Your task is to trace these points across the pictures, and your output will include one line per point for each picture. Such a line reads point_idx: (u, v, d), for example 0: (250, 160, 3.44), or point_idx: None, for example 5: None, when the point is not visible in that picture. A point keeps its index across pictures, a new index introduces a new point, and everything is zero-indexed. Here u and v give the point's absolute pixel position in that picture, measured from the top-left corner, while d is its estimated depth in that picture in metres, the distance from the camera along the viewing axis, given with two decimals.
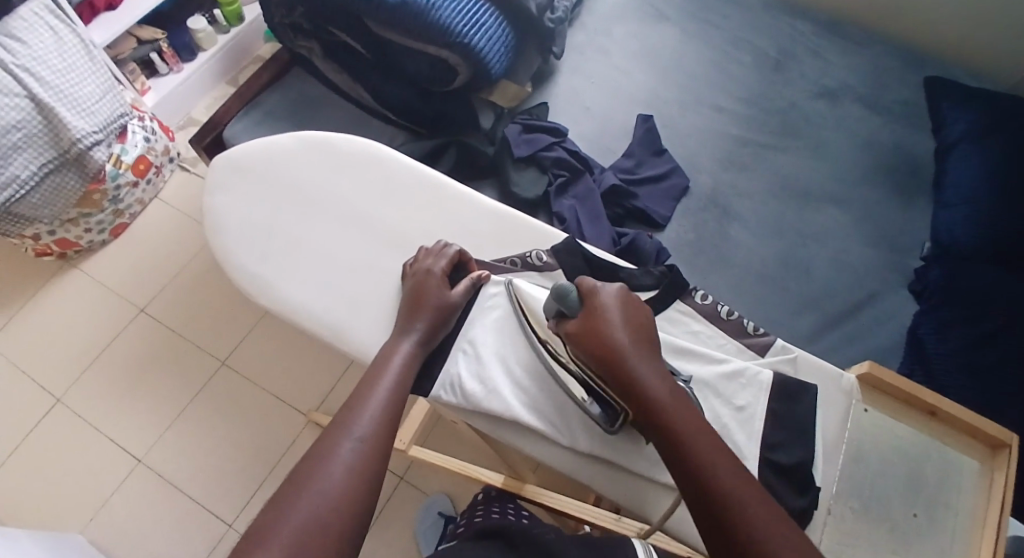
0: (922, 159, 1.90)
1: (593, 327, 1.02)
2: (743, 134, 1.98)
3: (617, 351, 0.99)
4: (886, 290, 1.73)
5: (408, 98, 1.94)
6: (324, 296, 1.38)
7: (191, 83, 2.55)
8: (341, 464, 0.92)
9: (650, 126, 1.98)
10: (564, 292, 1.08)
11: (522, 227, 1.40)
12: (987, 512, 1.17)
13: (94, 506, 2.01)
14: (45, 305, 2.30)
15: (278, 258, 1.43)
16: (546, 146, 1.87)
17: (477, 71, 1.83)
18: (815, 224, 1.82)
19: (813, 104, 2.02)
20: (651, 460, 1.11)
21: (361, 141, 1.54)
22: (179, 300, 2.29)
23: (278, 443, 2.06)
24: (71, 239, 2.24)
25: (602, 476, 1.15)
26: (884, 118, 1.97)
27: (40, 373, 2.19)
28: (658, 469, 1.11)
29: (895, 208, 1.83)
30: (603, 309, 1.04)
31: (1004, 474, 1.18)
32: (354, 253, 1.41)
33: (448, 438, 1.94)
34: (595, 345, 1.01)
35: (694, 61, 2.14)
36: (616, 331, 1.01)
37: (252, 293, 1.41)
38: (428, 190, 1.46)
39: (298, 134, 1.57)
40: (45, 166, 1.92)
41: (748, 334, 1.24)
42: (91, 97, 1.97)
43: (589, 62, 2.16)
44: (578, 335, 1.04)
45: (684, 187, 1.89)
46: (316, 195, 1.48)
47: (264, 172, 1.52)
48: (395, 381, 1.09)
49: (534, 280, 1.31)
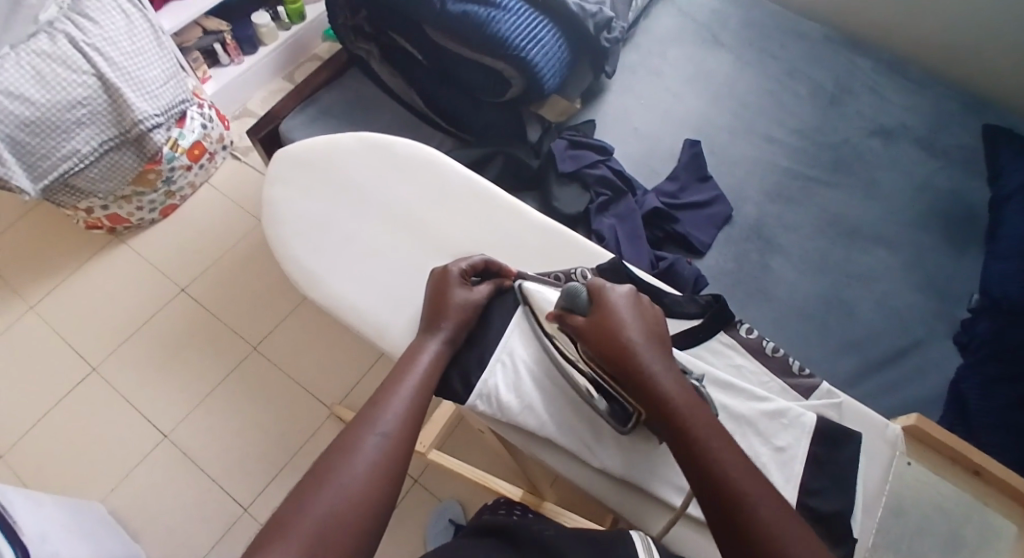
0: (978, 207, 1.84)
1: (608, 330, 1.03)
2: (794, 168, 1.95)
3: (630, 353, 1.00)
4: (931, 339, 1.68)
5: (460, 106, 1.97)
6: (369, 295, 1.39)
7: (250, 75, 2.62)
8: (362, 463, 0.92)
9: (697, 151, 1.97)
10: (575, 292, 1.09)
11: (566, 244, 1.40)
12: None
13: (118, 476, 2.05)
14: (91, 276, 2.37)
15: (329, 253, 1.45)
16: (591, 162, 1.87)
17: (531, 84, 1.84)
18: (861, 265, 1.78)
19: (868, 142, 1.98)
20: (667, 483, 1.11)
21: (418, 145, 1.56)
22: (218, 283, 2.34)
23: (301, 432, 2.08)
24: (123, 216, 2.31)
25: (613, 494, 1.14)
26: (941, 163, 1.92)
27: (80, 342, 2.26)
28: (674, 493, 1.10)
29: (946, 256, 1.78)
30: (616, 312, 1.05)
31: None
32: (400, 255, 1.42)
33: (467, 443, 1.94)
34: (606, 345, 1.02)
35: (749, 90, 2.11)
36: (627, 333, 1.02)
37: (298, 284, 1.44)
38: (480, 197, 1.47)
39: (358, 134, 1.60)
40: (106, 143, 1.98)
41: (793, 373, 1.21)
42: (156, 81, 2.04)
43: (642, 82, 2.15)
44: (587, 336, 1.05)
45: (727, 215, 1.87)
46: (370, 194, 1.51)
47: (322, 168, 1.55)
48: (422, 379, 1.08)
49: None
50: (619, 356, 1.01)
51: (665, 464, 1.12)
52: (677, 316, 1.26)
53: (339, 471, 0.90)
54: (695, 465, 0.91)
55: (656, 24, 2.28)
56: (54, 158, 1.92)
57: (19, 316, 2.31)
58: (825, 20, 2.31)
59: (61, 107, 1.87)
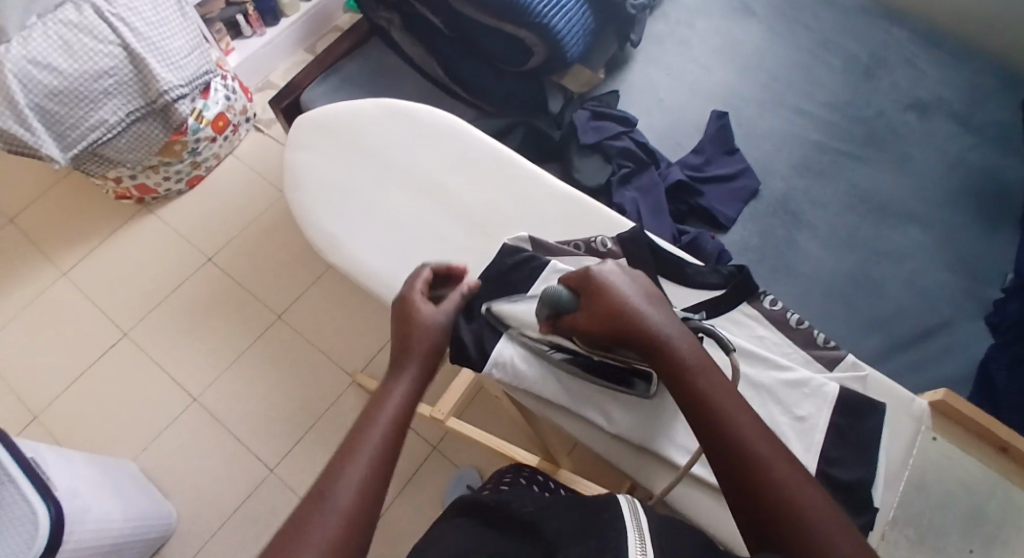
0: (1014, 184, 1.79)
1: (607, 307, 0.99)
2: (823, 141, 1.90)
3: (631, 323, 0.98)
4: (960, 317, 1.64)
5: (482, 76, 1.95)
6: (391, 261, 1.40)
7: (273, 46, 2.62)
8: (381, 436, 0.86)
9: (723, 124, 1.92)
10: (557, 295, 1.05)
11: (587, 213, 1.38)
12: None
13: (148, 438, 2.11)
14: (121, 245, 2.42)
15: (352, 220, 1.46)
16: (613, 134, 1.84)
17: (554, 52, 1.81)
18: (890, 241, 1.74)
19: (902, 115, 1.92)
20: (677, 444, 1.11)
21: (439, 112, 1.55)
22: (243, 253, 2.37)
23: (322, 401, 2.12)
24: (150, 186, 2.35)
25: (622, 453, 1.15)
26: (978, 137, 1.86)
27: (111, 309, 2.31)
28: (684, 454, 1.11)
29: (979, 233, 1.73)
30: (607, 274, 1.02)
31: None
32: (421, 221, 1.42)
33: (485, 411, 1.96)
34: (599, 309, 1.00)
35: (779, 60, 2.06)
36: (621, 293, 1.00)
37: (322, 250, 1.45)
38: (501, 166, 1.46)
39: (380, 101, 1.59)
40: (132, 113, 2.01)
41: (818, 346, 1.20)
42: (181, 52, 2.05)
43: (668, 52, 2.11)
44: (587, 320, 1.01)
45: (753, 190, 1.83)
46: (392, 161, 1.50)
47: (344, 135, 1.55)
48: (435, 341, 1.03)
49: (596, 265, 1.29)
50: (613, 318, 0.99)
51: (678, 426, 1.12)
52: (699, 286, 1.25)
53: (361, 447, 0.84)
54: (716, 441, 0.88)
55: None
56: (82, 128, 1.94)
57: (51, 282, 2.37)
58: None
59: (88, 76, 1.89)
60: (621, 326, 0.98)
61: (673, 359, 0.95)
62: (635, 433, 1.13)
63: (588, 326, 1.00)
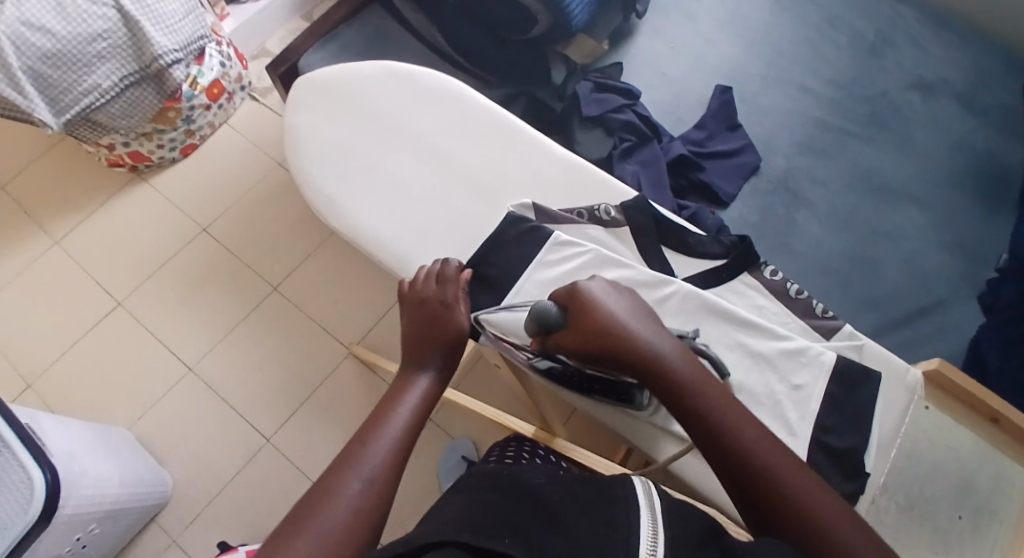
0: (1015, 165, 1.78)
1: (597, 325, 0.98)
2: (825, 118, 1.89)
3: (624, 343, 0.97)
4: (956, 297, 1.65)
5: (483, 44, 1.92)
6: (391, 225, 1.39)
7: (268, 13, 2.58)
8: (400, 428, 0.96)
9: (727, 99, 1.91)
10: (545, 311, 1.03)
11: (589, 182, 1.37)
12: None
13: (143, 406, 2.11)
14: (114, 213, 2.40)
15: (352, 183, 1.44)
16: (615, 107, 1.83)
17: (558, 19, 1.80)
18: (888, 220, 1.74)
19: (904, 94, 1.91)
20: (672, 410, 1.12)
21: (441, 76, 1.52)
22: (238, 223, 2.35)
23: (318, 372, 2.12)
24: (144, 153, 2.32)
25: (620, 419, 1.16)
26: (979, 117, 1.85)
27: (105, 277, 2.29)
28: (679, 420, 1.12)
29: (978, 214, 1.73)
30: (603, 296, 1.01)
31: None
32: (422, 186, 1.41)
33: (481, 382, 1.96)
34: (592, 339, 0.98)
35: (782, 35, 2.04)
36: (614, 320, 0.98)
37: (322, 214, 1.44)
38: (503, 131, 1.45)
39: (381, 63, 1.56)
40: (126, 78, 1.97)
41: (816, 316, 1.20)
42: (176, 15, 2.00)
43: (671, 25, 2.08)
44: (578, 340, 1.00)
45: (755, 166, 1.82)
46: (392, 125, 1.48)
47: (345, 97, 1.53)
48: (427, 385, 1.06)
49: (598, 234, 1.29)
50: (611, 346, 0.97)
51: None
52: (699, 255, 1.26)
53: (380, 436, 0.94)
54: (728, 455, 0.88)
55: None
56: (75, 92, 1.91)
57: (45, 250, 2.35)
58: None
59: (81, 39, 1.85)
60: (615, 354, 0.97)
61: (672, 373, 0.94)
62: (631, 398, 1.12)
63: (580, 345, 0.99)
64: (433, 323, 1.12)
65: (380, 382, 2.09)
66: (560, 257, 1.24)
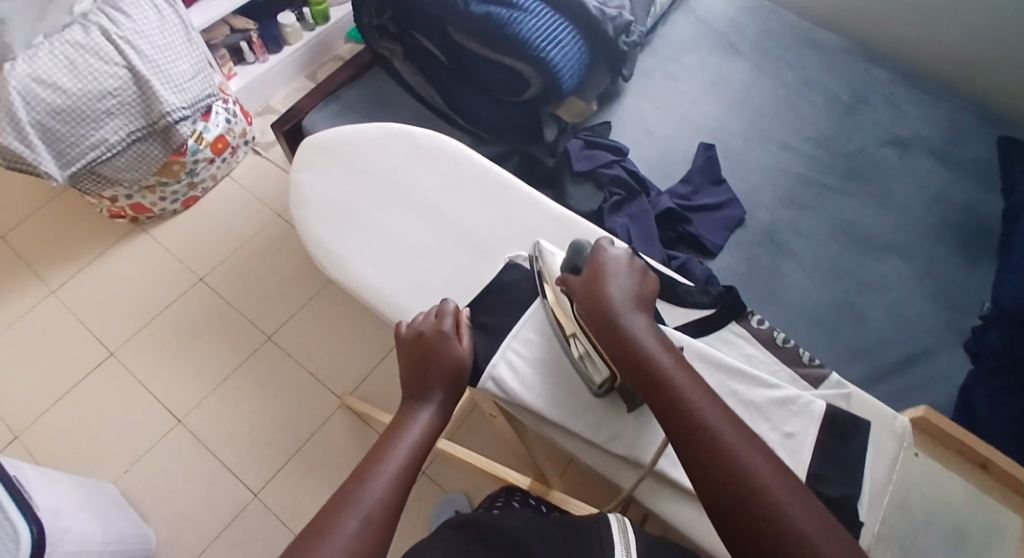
0: (991, 218, 1.86)
1: (598, 285, 1.05)
2: (809, 174, 1.98)
3: (611, 308, 1.02)
4: (940, 346, 1.69)
5: (480, 104, 2.02)
6: (391, 279, 1.43)
7: (274, 72, 2.68)
8: (400, 462, 0.98)
9: (711, 155, 1.99)
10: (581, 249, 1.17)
11: (583, 236, 1.42)
12: None
13: (133, 458, 2.09)
14: (112, 263, 2.42)
15: (354, 238, 1.49)
16: (605, 162, 1.90)
17: (550, 85, 1.87)
18: (871, 271, 1.80)
19: (882, 151, 2.00)
20: (671, 461, 1.13)
21: (440, 136, 1.59)
22: (235, 274, 2.38)
23: (310, 422, 2.12)
24: (145, 206, 2.36)
25: (620, 471, 1.17)
26: (954, 173, 1.94)
27: (99, 327, 2.30)
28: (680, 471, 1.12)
29: (957, 265, 1.79)
30: (604, 267, 1.07)
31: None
32: (420, 241, 1.46)
33: (475, 434, 1.97)
34: (590, 294, 1.06)
35: (766, 96, 2.14)
36: (612, 289, 1.04)
37: (325, 267, 1.48)
38: (498, 189, 1.50)
39: (383, 124, 1.64)
40: (133, 133, 2.04)
41: (804, 363, 1.25)
42: (184, 75, 2.09)
43: (659, 86, 2.19)
44: (580, 292, 1.08)
45: (740, 219, 1.89)
46: (393, 182, 1.54)
47: (349, 156, 1.59)
48: (421, 436, 1.03)
49: None
50: (603, 313, 1.03)
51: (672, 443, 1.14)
52: (690, 304, 1.29)
53: (380, 469, 0.96)
54: (684, 433, 0.90)
55: (674, 30, 2.32)
56: (82, 146, 1.97)
57: (40, 300, 2.36)
58: (841, 31, 2.34)
59: (91, 96, 1.92)
60: (602, 315, 1.03)
61: (641, 349, 0.98)
62: (620, 448, 1.15)
63: (579, 295, 1.07)
64: (431, 355, 1.15)
65: (374, 433, 2.09)
66: None
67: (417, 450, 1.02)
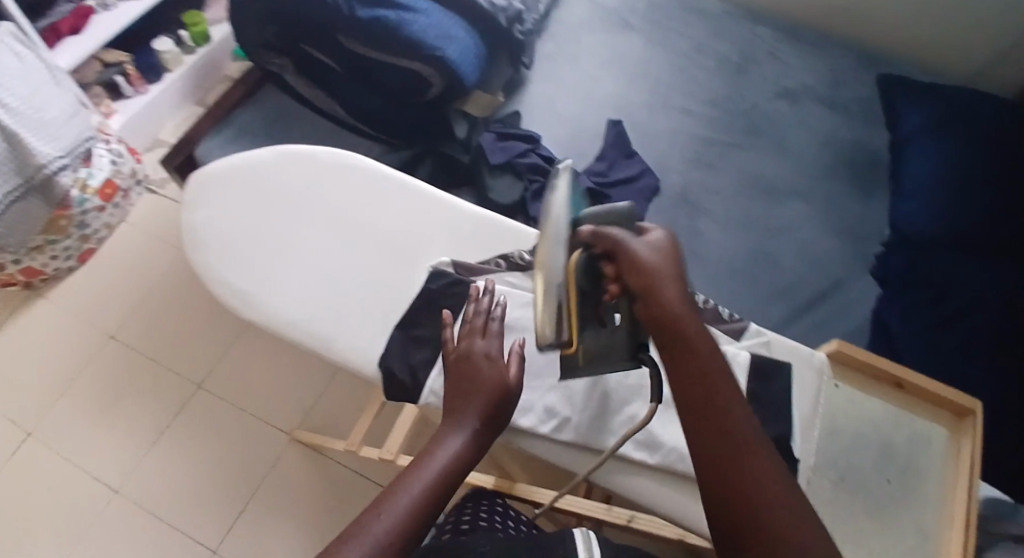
0: (879, 151, 1.99)
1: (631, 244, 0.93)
2: (709, 135, 2.05)
3: (643, 266, 0.90)
4: (852, 277, 1.80)
5: (385, 112, 1.95)
6: (309, 306, 1.37)
7: (158, 103, 2.52)
8: (424, 484, 0.90)
9: (621, 130, 2.03)
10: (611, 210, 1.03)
11: (501, 233, 1.42)
12: (955, 475, 1.33)
13: (69, 538, 1.94)
14: (9, 336, 2.23)
15: (263, 270, 1.43)
16: (520, 153, 1.86)
17: (452, 83, 1.81)
18: (781, 218, 1.89)
19: (774, 103, 2.10)
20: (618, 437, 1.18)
21: (338, 152, 1.55)
22: (150, 324, 2.24)
23: (259, 463, 2.03)
24: (36, 268, 2.18)
25: (573, 457, 1.19)
26: (841, 114, 2.06)
27: (7, 407, 2.12)
28: (630, 446, 1.17)
29: (856, 201, 1.91)
30: (647, 230, 0.95)
31: (970, 443, 1.35)
32: (334, 261, 1.41)
33: (433, 444, 1.95)
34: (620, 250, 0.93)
35: (659, 65, 2.20)
36: (650, 247, 0.92)
37: (236, 306, 1.41)
38: (407, 196, 1.48)
39: (275, 147, 1.58)
40: (9, 195, 1.87)
41: (724, 320, 1.30)
42: (57, 122, 1.93)
43: (558, 68, 2.21)
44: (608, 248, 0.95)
45: (656, 187, 1.92)
46: (297, 206, 1.49)
47: (244, 184, 1.53)
48: (449, 460, 0.94)
49: (517, 280, 1.33)
50: (637, 269, 0.90)
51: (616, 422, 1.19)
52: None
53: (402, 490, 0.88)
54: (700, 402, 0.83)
55: (564, 12, 2.34)
56: None
57: None
58: None
59: None
60: (634, 272, 0.90)
61: (673, 315, 0.87)
62: (568, 435, 1.18)
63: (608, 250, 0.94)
64: (475, 373, 1.06)
65: (329, 461, 2.04)
66: None
67: (442, 477, 0.92)
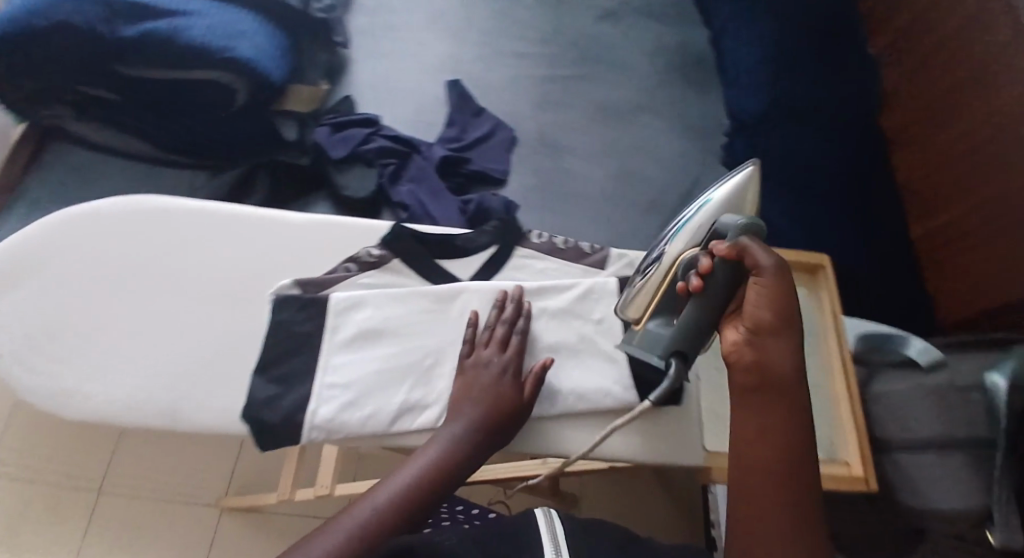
0: (703, 49, 2.07)
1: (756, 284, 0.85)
2: (547, 73, 2.03)
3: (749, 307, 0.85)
4: (710, 175, 1.88)
5: (192, 137, 1.73)
6: (147, 381, 1.20)
7: None
8: (415, 473, 0.93)
9: (462, 90, 1.96)
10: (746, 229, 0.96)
11: (337, 238, 1.30)
12: (824, 324, 1.31)
13: None
14: None
15: (77, 358, 1.23)
16: (361, 139, 1.78)
17: (256, 84, 1.62)
18: (634, 137, 1.94)
19: (599, 27, 2.10)
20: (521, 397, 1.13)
21: (124, 200, 1.35)
22: (12, 443, 1.94)
23: (195, 544, 1.86)
24: None
25: None
26: (661, 23, 2.11)
27: None
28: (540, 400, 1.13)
29: (695, 101, 1.99)
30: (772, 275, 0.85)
31: (827, 292, 1.33)
32: (159, 323, 1.25)
33: (367, 461, 1.87)
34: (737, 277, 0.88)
35: (472, 17, 2.13)
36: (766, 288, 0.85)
37: (56, 410, 1.20)
38: (216, 228, 1.32)
39: (48, 217, 1.35)
40: None
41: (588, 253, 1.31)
42: None
43: (382, 43, 2.09)
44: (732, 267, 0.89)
45: (512, 137, 1.90)
46: (96, 274, 1.29)
47: (24, 269, 1.30)
48: (441, 454, 0.97)
49: (371, 278, 1.26)
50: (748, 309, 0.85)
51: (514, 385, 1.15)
52: (474, 252, 1.31)
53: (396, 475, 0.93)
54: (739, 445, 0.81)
55: None
56: None
57: None
58: None
59: None
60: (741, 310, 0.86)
61: (760, 360, 0.82)
62: None
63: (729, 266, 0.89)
64: (494, 390, 1.07)
65: (270, 516, 1.90)
66: (345, 312, 1.19)
67: (430, 470, 0.94)
